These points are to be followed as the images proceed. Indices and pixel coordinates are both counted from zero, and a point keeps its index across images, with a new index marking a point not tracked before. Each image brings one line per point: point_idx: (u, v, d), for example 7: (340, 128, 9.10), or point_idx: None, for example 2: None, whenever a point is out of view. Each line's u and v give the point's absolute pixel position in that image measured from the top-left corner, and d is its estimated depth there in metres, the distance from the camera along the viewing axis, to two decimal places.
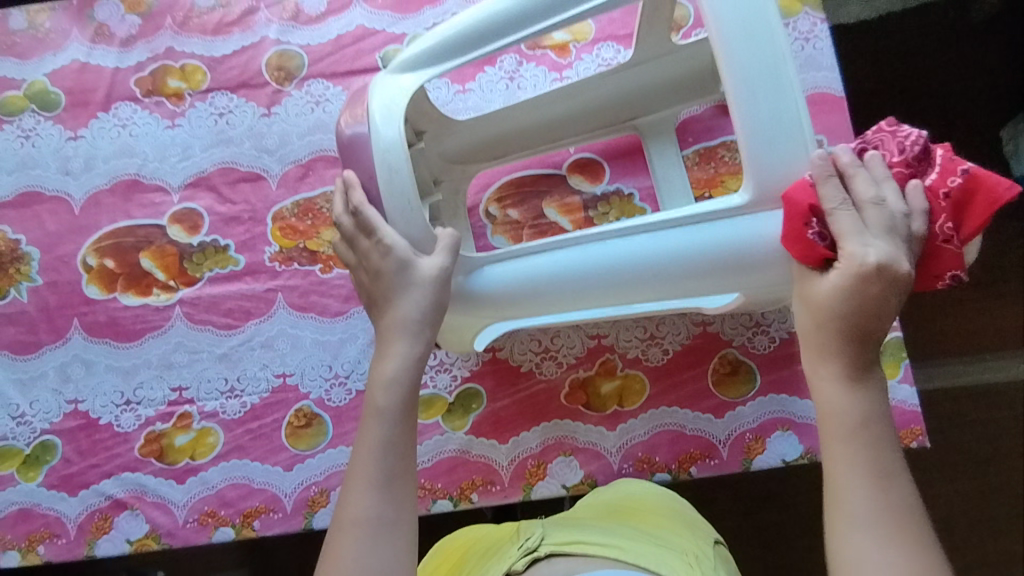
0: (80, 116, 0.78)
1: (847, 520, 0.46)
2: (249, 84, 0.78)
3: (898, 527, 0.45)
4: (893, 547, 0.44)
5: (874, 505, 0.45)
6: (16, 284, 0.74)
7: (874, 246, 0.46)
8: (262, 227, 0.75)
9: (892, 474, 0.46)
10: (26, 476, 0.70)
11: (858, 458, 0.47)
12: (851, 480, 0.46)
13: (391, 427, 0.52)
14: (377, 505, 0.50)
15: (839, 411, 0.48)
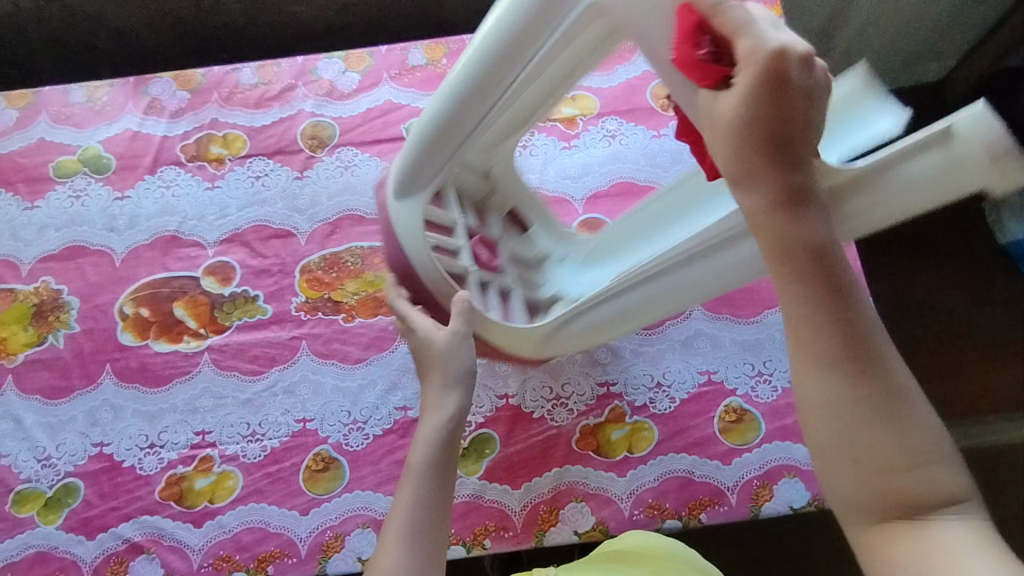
0: (128, 178, 0.85)
1: (811, 356, 0.38)
2: (285, 150, 0.86)
3: (863, 358, 0.37)
4: (853, 381, 0.37)
5: (836, 338, 0.37)
6: (54, 331, 0.78)
7: (778, 35, 0.36)
8: (290, 279, 0.80)
9: (851, 298, 0.38)
10: (46, 519, 0.71)
11: (806, 278, 0.38)
12: (805, 306, 0.38)
13: (425, 480, 0.53)
14: (408, 559, 0.50)
15: (784, 227, 0.38)
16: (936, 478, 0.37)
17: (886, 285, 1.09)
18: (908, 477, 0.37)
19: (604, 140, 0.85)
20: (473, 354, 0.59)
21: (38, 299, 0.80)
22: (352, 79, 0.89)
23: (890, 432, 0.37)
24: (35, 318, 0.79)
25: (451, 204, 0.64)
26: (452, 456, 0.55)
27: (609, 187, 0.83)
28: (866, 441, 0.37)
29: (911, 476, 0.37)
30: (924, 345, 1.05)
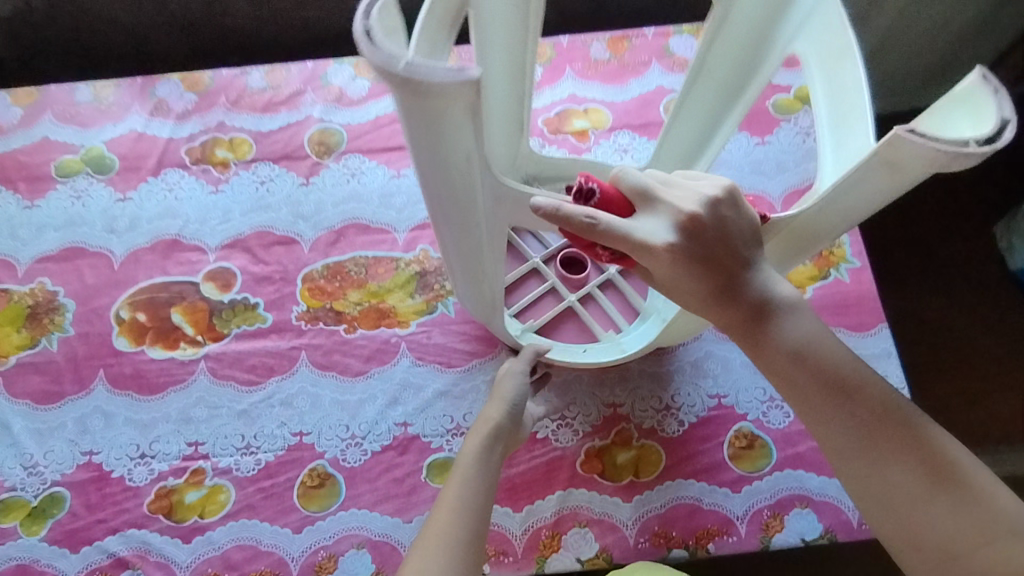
0: (131, 180, 0.83)
1: (834, 454, 0.51)
2: (292, 156, 0.84)
3: (868, 428, 0.50)
4: (880, 466, 0.49)
5: (842, 421, 0.50)
6: (48, 334, 0.76)
7: (655, 220, 0.49)
8: (292, 287, 0.78)
9: (842, 383, 0.51)
10: (30, 529, 0.68)
11: (812, 396, 0.51)
12: (820, 415, 0.51)
13: (481, 459, 0.60)
14: (459, 526, 0.54)
15: (787, 358, 0.51)
16: (974, 499, 0.48)
17: (896, 308, 1.08)
18: (950, 512, 0.48)
19: (617, 153, 0.83)
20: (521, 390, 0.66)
21: (33, 300, 0.78)
22: (362, 86, 0.88)
23: (920, 483, 0.48)
24: (29, 319, 0.77)
25: (525, 250, 0.77)
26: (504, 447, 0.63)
27: None
28: (906, 495, 0.49)
29: (954, 509, 0.48)
30: (936, 372, 1.04)
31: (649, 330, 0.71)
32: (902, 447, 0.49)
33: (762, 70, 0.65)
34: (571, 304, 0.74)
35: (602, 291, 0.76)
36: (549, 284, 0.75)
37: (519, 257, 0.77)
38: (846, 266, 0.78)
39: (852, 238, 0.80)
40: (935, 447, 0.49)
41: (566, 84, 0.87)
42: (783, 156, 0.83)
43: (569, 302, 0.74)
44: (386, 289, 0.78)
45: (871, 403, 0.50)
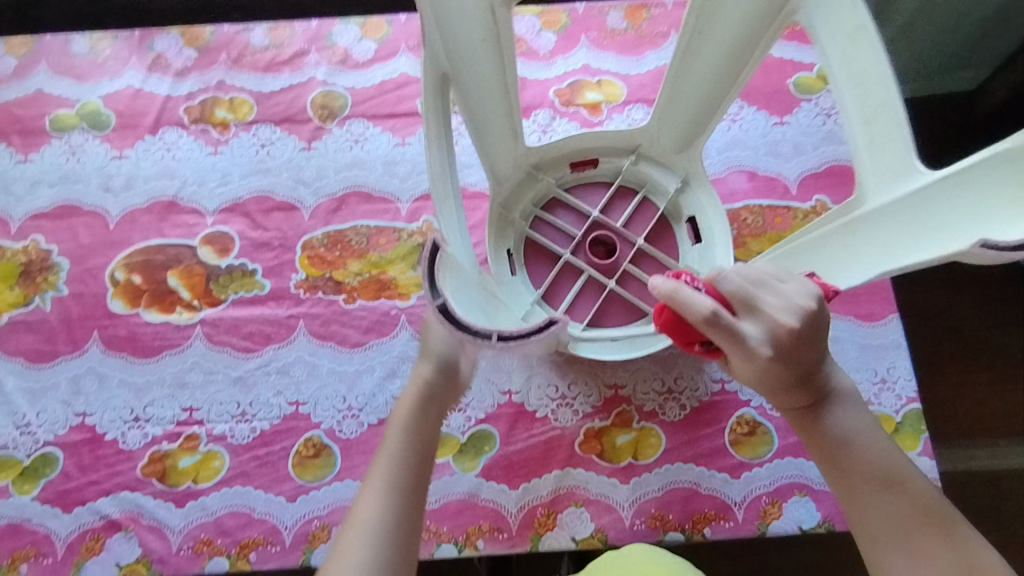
0: (127, 137, 0.81)
1: (868, 541, 0.48)
2: (294, 119, 0.82)
3: (921, 534, 0.47)
4: (919, 562, 0.46)
5: (895, 521, 0.48)
6: (41, 293, 0.75)
7: (756, 320, 0.49)
8: (291, 255, 0.76)
9: (897, 482, 0.49)
10: (22, 488, 0.68)
11: (856, 479, 0.50)
12: (861, 500, 0.49)
13: (406, 439, 0.54)
14: (382, 517, 0.49)
15: (836, 439, 0.51)
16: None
17: (903, 298, 1.06)
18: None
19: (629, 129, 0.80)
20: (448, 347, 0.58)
21: (26, 258, 0.76)
22: (368, 49, 0.84)
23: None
24: (22, 277, 0.75)
25: (553, 249, 0.72)
26: (431, 418, 0.57)
27: None
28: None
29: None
30: (938, 365, 1.03)
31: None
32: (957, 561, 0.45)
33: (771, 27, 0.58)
34: (614, 289, 0.70)
35: (637, 266, 0.71)
36: (586, 276, 0.70)
37: (546, 257, 0.72)
38: None
39: None
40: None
41: (580, 54, 0.84)
42: (801, 138, 0.80)
43: (612, 287, 0.69)
44: (387, 260, 0.76)
45: (927, 508, 0.48)
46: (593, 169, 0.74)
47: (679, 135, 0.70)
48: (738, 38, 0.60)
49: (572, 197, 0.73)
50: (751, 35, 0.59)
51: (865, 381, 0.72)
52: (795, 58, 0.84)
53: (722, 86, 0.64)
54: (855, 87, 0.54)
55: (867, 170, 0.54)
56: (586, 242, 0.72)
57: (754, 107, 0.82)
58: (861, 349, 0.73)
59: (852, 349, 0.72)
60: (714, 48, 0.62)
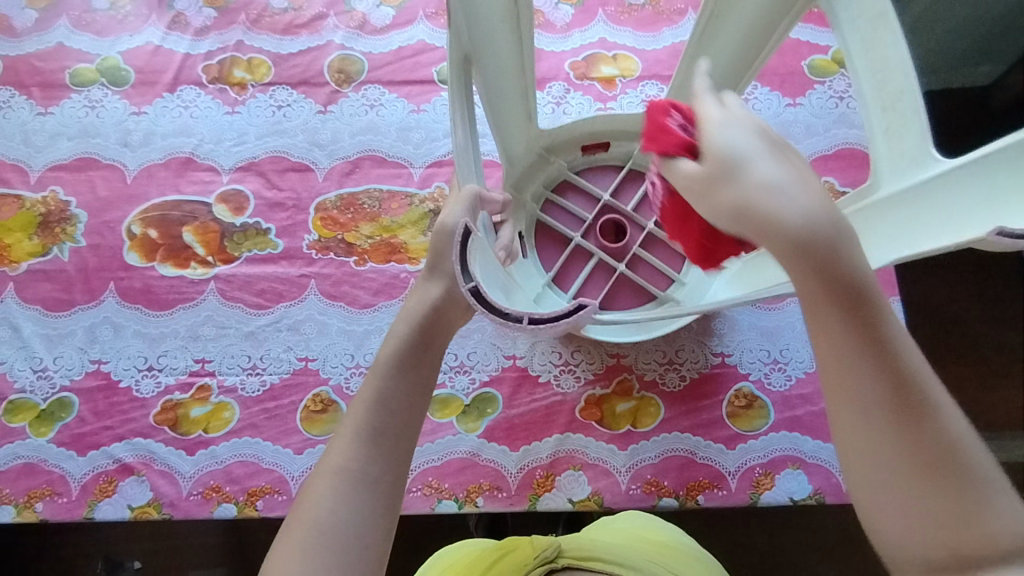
0: (146, 94, 0.82)
1: (874, 463, 0.35)
2: (310, 82, 0.83)
3: (869, 384, 0.35)
4: (925, 497, 0.34)
5: (846, 359, 0.35)
6: (59, 243, 0.76)
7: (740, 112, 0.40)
8: (304, 216, 0.78)
9: (869, 314, 0.35)
10: (38, 430, 0.70)
11: (873, 380, 0.35)
12: (869, 412, 0.35)
13: (390, 382, 0.46)
14: (364, 462, 0.43)
15: (857, 325, 0.35)
16: (982, 525, 0.33)
17: (906, 288, 1.07)
18: (935, 528, 0.34)
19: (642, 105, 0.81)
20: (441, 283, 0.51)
21: (45, 209, 0.78)
22: (386, 15, 0.85)
23: (913, 473, 0.34)
24: (41, 227, 0.77)
25: (563, 231, 0.73)
26: (428, 359, 0.49)
27: None
28: (885, 485, 0.35)
29: (943, 523, 0.33)
30: (936, 355, 1.05)
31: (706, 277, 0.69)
32: (904, 423, 0.34)
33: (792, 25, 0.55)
34: (623, 272, 0.71)
35: (647, 250, 0.72)
36: (596, 260, 0.72)
37: (555, 238, 0.74)
38: None
39: None
40: (949, 442, 0.34)
41: (597, 28, 0.84)
42: (813, 120, 0.81)
43: (621, 270, 0.71)
44: (398, 224, 0.77)
45: (893, 352, 0.35)
46: (604, 152, 0.75)
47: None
48: (754, 25, 0.56)
49: (582, 180, 0.75)
50: (768, 25, 0.56)
51: None
52: (811, 40, 0.85)
53: (737, 74, 0.62)
54: (875, 73, 0.49)
55: (884, 158, 0.49)
56: (596, 225, 0.73)
57: (767, 87, 0.83)
58: None
59: None
60: (729, 37, 0.59)
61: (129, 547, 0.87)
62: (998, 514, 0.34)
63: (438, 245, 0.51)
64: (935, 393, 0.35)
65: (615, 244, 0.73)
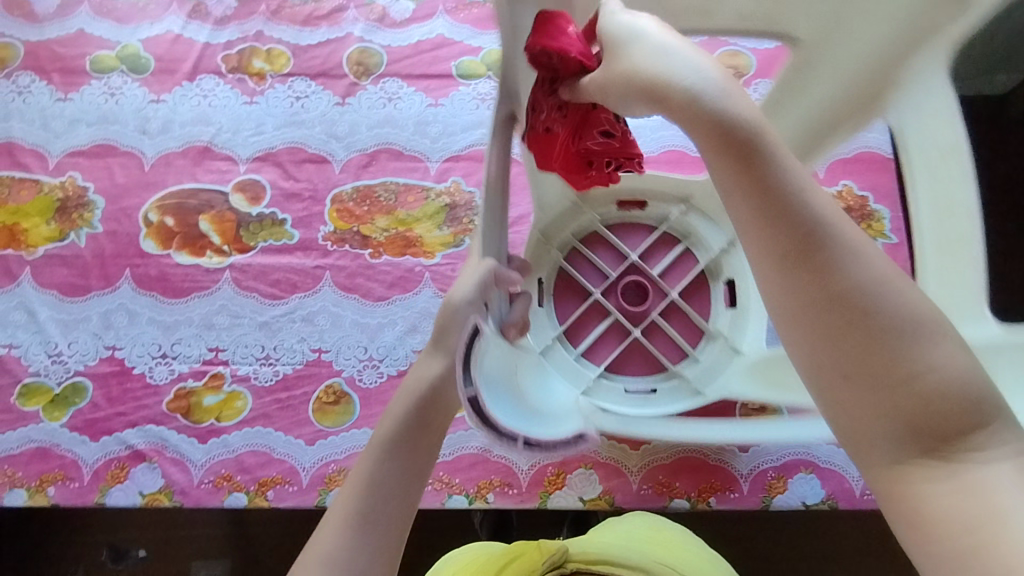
0: (165, 82, 0.82)
1: (778, 321, 0.28)
2: (329, 74, 0.82)
3: (772, 251, 0.27)
4: (833, 349, 0.26)
5: (745, 224, 0.28)
6: (76, 229, 0.76)
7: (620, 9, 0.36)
8: (320, 207, 0.78)
9: (757, 155, 0.27)
10: (51, 415, 0.70)
11: (751, 224, 0.28)
12: (756, 264, 0.28)
13: (385, 464, 0.40)
14: (351, 552, 0.37)
15: (728, 156, 0.28)
16: (943, 394, 0.25)
17: None
18: (893, 414, 0.25)
19: None
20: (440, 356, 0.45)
21: (63, 194, 0.78)
22: (406, 8, 0.85)
23: (848, 350, 0.26)
24: (59, 213, 0.77)
25: (585, 284, 0.72)
26: (427, 440, 0.42)
27: (660, 152, 0.80)
28: (823, 372, 0.27)
29: (889, 402, 0.25)
30: None
31: (721, 358, 0.67)
32: (822, 286, 0.27)
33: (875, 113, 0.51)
34: (638, 338, 0.70)
35: (667, 319, 0.71)
36: (611, 319, 0.71)
37: (574, 289, 0.72)
38: (882, 241, 0.77)
39: (896, 214, 0.78)
40: (882, 296, 0.26)
41: None
42: None
43: (637, 335, 0.70)
44: (414, 218, 0.77)
45: (792, 202, 0.27)
46: (639, 210, 0.72)
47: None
48: (820, 119, 0.53)
49: (614, 236, 0.72)
50: (834, 124, 0.53)
51: None
52: None
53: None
54: (937, 200, 0.47)
55: (931, 286, 0.48)
56: (619, 285, 0.72)
57: None
58: None
59: None
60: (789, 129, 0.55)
61: (134, 535, 0.87)
62: (934, 369, 0.25)
63: (442, 322, 0.45)
64: (850, 235, 0.27)
65: (635, 308, 0.72)
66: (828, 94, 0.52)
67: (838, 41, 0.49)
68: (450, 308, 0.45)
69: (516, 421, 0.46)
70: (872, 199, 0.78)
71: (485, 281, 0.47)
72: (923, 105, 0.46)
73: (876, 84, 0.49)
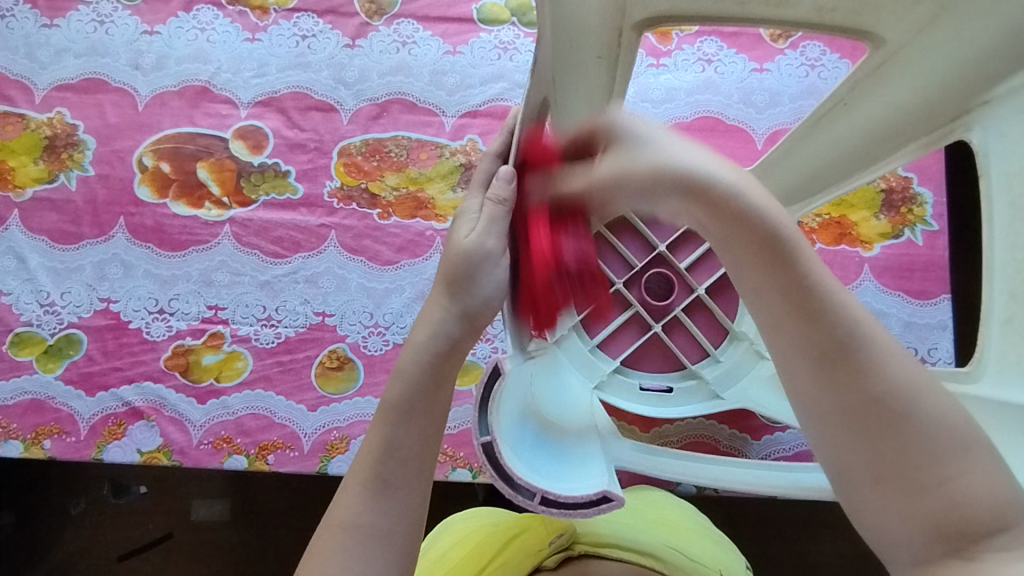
0: (159, 11, 0.75)
1: (808, 415, 0.32)
2: (338, 11, 0.75)
3: (808, 352, 0.32)
4: (852, 438, 0.31)
5: (783, 328, 0.32)
6: (66, 170, 0.72)
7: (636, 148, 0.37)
8: (326, 160, 0.72)
9: (790, 262, 0.32)
10: (45, 367, 0.68)
11: (784, 324, 0.32)
12: (788, 359, 0.33)
13: (401, 430, 0.38)
14: (375, 513, 0.37)
15: (764, 254, 0.33)
16: (964, 494, 0.29)
17: None
18: (920, 515, 0.29)
19: (699, 63, 0.76)
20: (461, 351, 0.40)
21: (51, 131, 0.72)
22: None
23: (875, 450, 0.30)
24: (47, 151, 0.72)
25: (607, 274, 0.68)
26: (442, 397, 0.39)
27: (693, 118, 0.74)
28: (854, 469, 0.31)
29: (907, 493, 0.29)
30: None
31: (745, 361, 0.63)
32: (854, 389, 0.31)
33: (948, 126, 0.43)
34: (658, 334, 0.67)
35: (689, 315, 0.68)
36: (633, 312, 0.68)
37: None
38: (921, 228, 0.72)
39: (941, 198, 0.72)
40: (911, 399, 0.30)
41: None
42: None
43: (655, 331, 0.67)
44: (426, 177, 0.72)
45: (827, 306, 0.32)
46: None
47: (783, 192, 0.59)
48: (887, 126, 0.46)
49: (642, 223, 0.68)
50: (901, 135, 0.46)
51: None
52: None
53: (851, 166, 0.51)
54: (1016, 251, 0.39)
55: (994, 349, 0.41)
56: (643, 276, 0.69)
57: (837, 54, 0.75)
58: (906, 326, 0.70)
59: (895, 325, 0.70)
60: (850, 128, 0.48)
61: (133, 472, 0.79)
62: (958, 474, 0.29)
63: (456, 268, 0.39)
64: (882, 342, 0.31)
65: (657, 302, 0.69)
66: (900, 104, 0.44)
67: (923, 50, 0.39)
68: (465, 253, 0.39)
69: (527, 469, 0.44)
70: (916, 181, 0.73)
71: (501, 222, 0.41)
72: (1014, 130, 0.38)
73: (960, 100, 0.41)
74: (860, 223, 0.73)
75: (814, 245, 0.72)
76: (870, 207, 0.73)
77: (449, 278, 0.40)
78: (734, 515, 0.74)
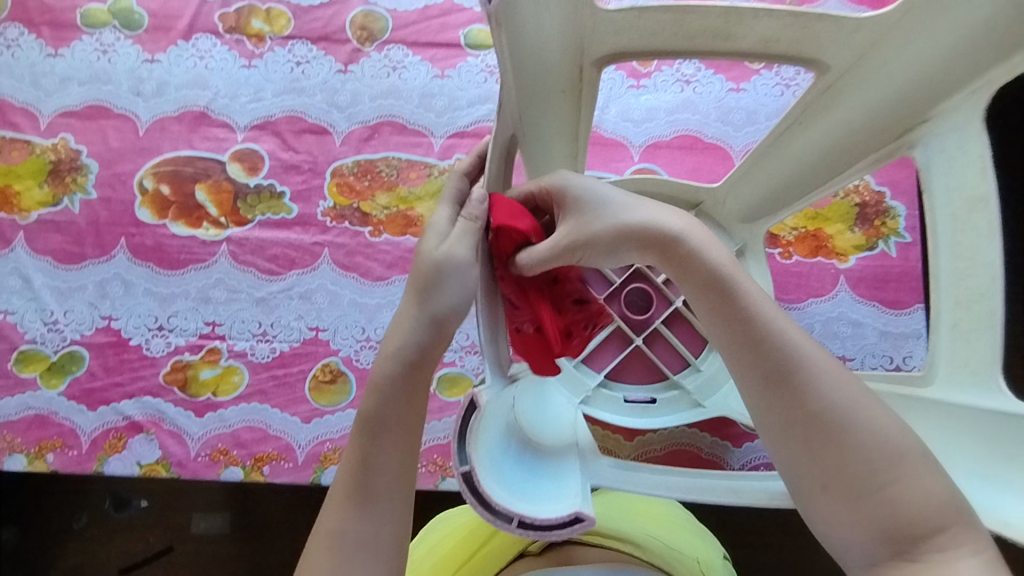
0: (159, 41, 0.78)
1: (766, 435, 0.37)
2: (331, 38, 0.78)
3: (758, 379, 0.36)
4: (802, 456, 0.35)
5: (731, 352, 0.37)
6: (70, 194, 0.75)
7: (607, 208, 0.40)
8: (320, 181, 0.75)
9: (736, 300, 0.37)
10: (49, 383, 0.70)
11: (741, 359, 0.36)
12: (742, 384, 0.37)
13: (377, 445, 0.40)
14: (360, 523, 0.40)
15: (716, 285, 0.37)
16: (903, 498, 0.33)
17: None
18: (867, 520, 0.34)
19: (678, 84, 0.78)
20: (427, 359, 0.41)
21: (56, 156, 0.75)
22: None
23: (823, 467, 0.34)
24: (52, 176, 0.75)
25: None
26: (413, 408, 0.41)
27: (671, 137, 0.77)
28: (806, 480, 0.35)
29: (860, 506, 0.34)
30: None
31: (722, 371, 0.65)
32: (799, 409, 0.35)
33: (894, 141, 0.45)
34: (639, 346, 0.70)
35: (669, 327, 0.70)
36: (614, 327, 0.70)
37: None
38: (894, 240, 0.74)
39: (914, 210, 0.75)
40: (850, 416, 0.34)
41: None
42: None
43: (637, 344, 0.70)
44: (416, 196, 0.75)
45: (768, 337, 0.36)
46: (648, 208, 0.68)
47: (748, 206, 0.61)
48: (841, 142, 0.48)
49: None
50: (857, 147, 0.48)
51: (879, 366, 0.72)
52: None
53: (809, 181, 0.54)
54: (957, 259, 0.41)
55: (944, 354, 0.42)
56: (622, 292, 0.70)
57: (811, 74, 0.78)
58: (881, 335, 0.72)
59: (870, 334, 0.72)
60: (806, 145, 0.51)
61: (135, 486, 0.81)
62: (903, 483, 0.33)
63: (427, 277, 0.41)
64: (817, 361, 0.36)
65: (637, 315, 0.71)
66: (851, 123, 0.46)
67: (868, 73, 0.42)
68: (437, 264, 0.41)
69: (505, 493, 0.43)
70: (889, 195, 0.75)
71: (472, 235, 0.42)
72: (951, 152, 0.41)
73: (903, 118, 0.43)
74: (835, 236, 0.75)
75: (791, 258, 0.75)
76: (845, 220, 0.75)
77: (420, 289, 0.41)
78: (719, 520, 0.76)
